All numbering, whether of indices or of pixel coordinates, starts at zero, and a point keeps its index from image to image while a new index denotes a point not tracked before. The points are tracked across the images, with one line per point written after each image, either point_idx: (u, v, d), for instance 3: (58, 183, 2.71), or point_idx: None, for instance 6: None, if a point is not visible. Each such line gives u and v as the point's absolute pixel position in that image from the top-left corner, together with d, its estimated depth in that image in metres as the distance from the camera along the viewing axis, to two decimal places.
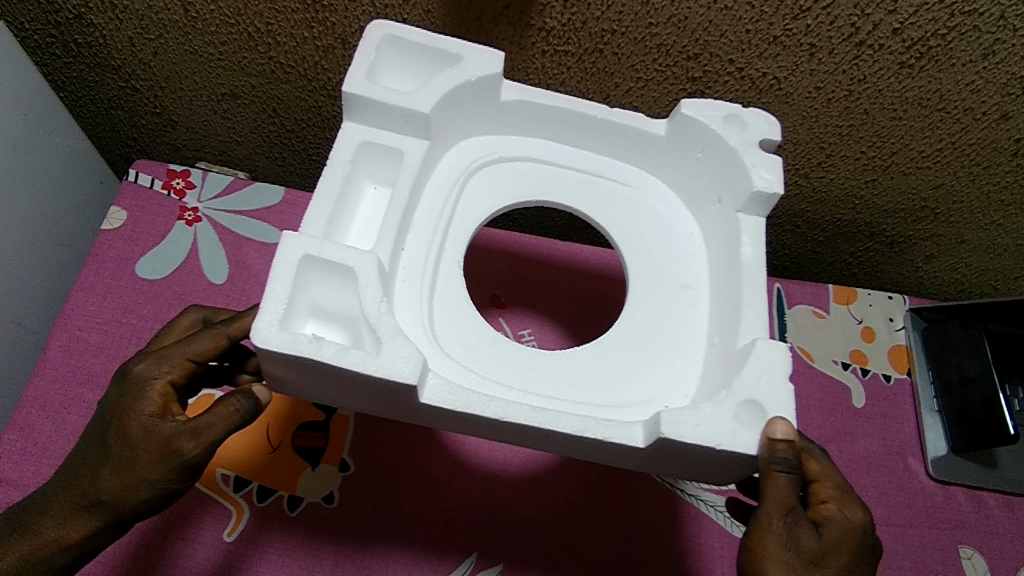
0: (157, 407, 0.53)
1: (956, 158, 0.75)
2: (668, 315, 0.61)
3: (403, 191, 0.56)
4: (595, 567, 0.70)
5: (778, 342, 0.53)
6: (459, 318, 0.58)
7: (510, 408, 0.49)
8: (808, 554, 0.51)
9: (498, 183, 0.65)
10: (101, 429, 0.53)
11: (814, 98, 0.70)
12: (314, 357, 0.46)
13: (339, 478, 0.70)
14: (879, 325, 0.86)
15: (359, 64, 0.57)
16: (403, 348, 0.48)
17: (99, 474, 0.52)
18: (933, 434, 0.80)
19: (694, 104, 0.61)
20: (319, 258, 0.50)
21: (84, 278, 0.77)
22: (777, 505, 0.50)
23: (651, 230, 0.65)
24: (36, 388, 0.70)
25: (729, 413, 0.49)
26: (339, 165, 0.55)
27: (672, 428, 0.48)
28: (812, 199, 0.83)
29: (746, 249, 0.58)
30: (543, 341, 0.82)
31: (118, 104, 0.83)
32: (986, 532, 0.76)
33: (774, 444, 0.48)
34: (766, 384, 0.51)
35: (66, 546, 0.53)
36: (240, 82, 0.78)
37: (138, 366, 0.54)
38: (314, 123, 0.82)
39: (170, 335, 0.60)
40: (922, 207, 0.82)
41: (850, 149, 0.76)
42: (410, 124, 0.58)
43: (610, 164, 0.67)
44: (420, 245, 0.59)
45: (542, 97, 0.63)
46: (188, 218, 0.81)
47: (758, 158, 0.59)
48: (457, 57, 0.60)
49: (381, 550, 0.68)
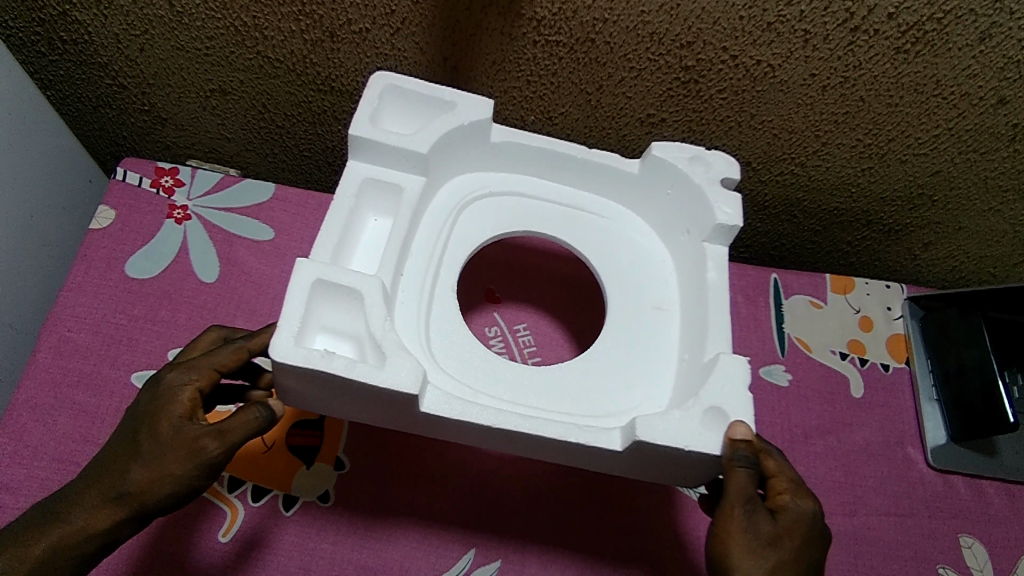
0: (187, 409, 0.53)
1: (952, 144, 0.74)
2: (642, 334, 0.65)
3: (403, 225, 0.59)
4: (596, 564, 0.69)
5: (739, 356, 0.56)
6: (453, 336, 0.61)
7: (500, 415, 0.52)
8: (766, 538, 0.53)
9: (487, 217, 0.68)
10: (132, 428, 0.53)
11: (809, 84, 0.69)
12: (326, 370, 0.49)
13: (335, 476, 0.69)
14: (876, 314, 0.86)
15: (363, 111, 0.61)
16: (403, 361, 0.51)
17: (129, 468, 0.51)
18: (932, 423, 0.80)
19: (663, 146, 0.66)
20: (331, 283, 0.52)
21: (74, 278, 0.76)
22: (737, 495, 0.52)
23: (630, 258, 0.69)
24: (26, 389, 0.69)
25: (696, 418, 0.53)
26: (345, 201, 0.58)
27: (646, 431, 0.51)
28: (808, 187, 0.82)
29: (711, 274, 0.62)
30: (539, 334, 0.82)
31: (107, 102, 0.82)
32: (986, 520, 0.76)
33: (735, 444, 0.51)
34: (729, 393, 0.54)
35: (94, 534, 0.51)
36: (228, 77, 0.77)
37: (168, 374, 0.55)
38: (304, 118, 0.81)
39: (196, 350, 0.59)
40: (919, 194, 0.81)
41: (846, 136, 0.75)
42: (408, 163, 0.61)
43: (590, 199, 0.71)
44: (417, 271, 0.62)
45: (528, 138, 0.67)
46: (178, 216, 0.81)
47: (720, 194, 0.64)
48: (451, 104, 0.64)
49: (378, 550, 0.66)
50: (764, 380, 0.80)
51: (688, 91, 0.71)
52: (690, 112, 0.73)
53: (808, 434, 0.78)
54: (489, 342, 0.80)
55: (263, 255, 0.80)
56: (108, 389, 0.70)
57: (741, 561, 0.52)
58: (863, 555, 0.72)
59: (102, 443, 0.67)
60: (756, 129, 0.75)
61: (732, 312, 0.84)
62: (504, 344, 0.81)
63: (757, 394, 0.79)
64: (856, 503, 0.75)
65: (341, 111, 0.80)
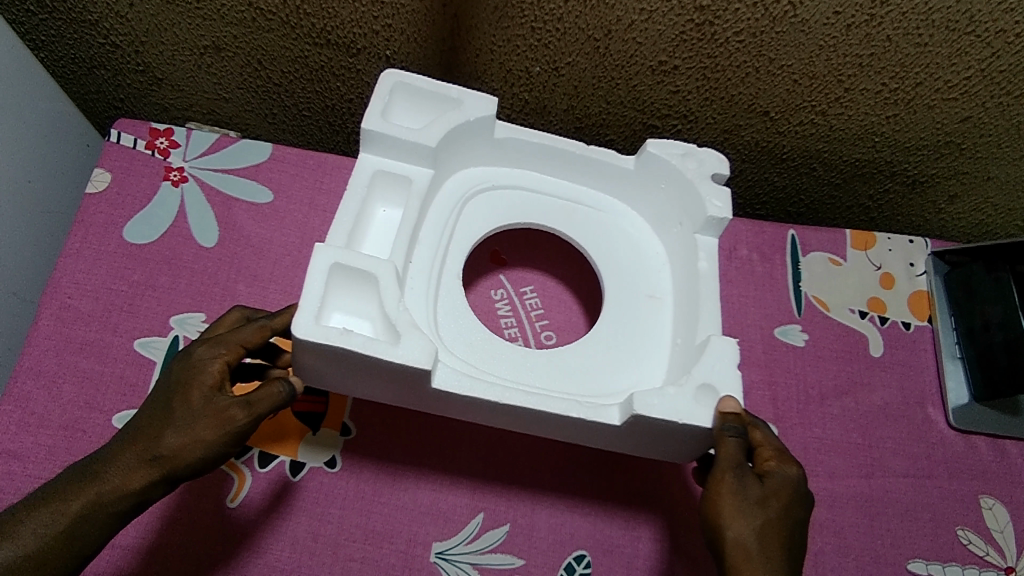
0: (218, 379, 0.52)
1: (984, 87, 0.70)
2: (635, 321, 0.66)
3: (412, 214, 0.60)
4: (608, 528, 0.67)
5: (729, 337, 0.57)
6: (459, 320, 0.62)
7: (506, 393, 0.54)
8: (755, 500, 0.52)
9: (489, 210, 0.70)
10: (164, 397, 0.52)
11: (832, 23, 0.64)
12: (344, 347, 0.50)
13: (341, 441, 0.67)
14: (898, 270, 0.83)
15: (374, 106, 0.61)
16: (416, 339, 0.52)
17: (160, 432, 0.51)
18: (954, 381, 0.78)
19: (658, 143, 0.67)
20: (346, 266, 0.53)
21: (72, 244, 0.74)
22: (727, 462, 0.53)
23: (626, 249, 0.70)
24: (30, 357, 0.68)
25: (688, 395, 0.54)
26: (355, 191, 0.59)
27: (644, 406, 0.53)
28: (829, 137, 0.78)
29: (702, 263, 0.63)
30: (546, 297, 0.80)
31: (101, 63, 0.78)
32: (1008, 481, 0.74)
33: (725, 416, 0.53)
34: (719, 371, 0.55)
35: (129, 494, 0.50)
36: (221, 32, 0.73)
37: (197, 348, 0.54)
38: (301, 75, 0.78)
39: (222, 328, 0.58)
40: (947, 142, 0.77)
41: (871, 81, 0.70)
42: (418, 157, 0.62)
43: (586, 193, 0.72)
44: (424, 260, 0.63)
45: (528, 134, 0.68)
46: (174, 179, 0.79)
47: (710, 188, 0.65)
48: (458, 101, 0.65)
49: (387, 514, 0.65)
50: (779, 341, 0.78)
51: (703, 34, 0.67)
52: (704, 58, 0.69)
53: (824, 395, 0.76)
54: (495, 305, 0.78)
55: (263, 218, 0.78)
56: (112, 356, 0.69)
57: (731, 521, 0.51)
58: (880, 516, 0.71)
59: (107, 410, 0.67)
60: (774, 75, 0.71)
61: (747, 271, 0.81)
62: (510, 308, 0.79)
63: (771, 355, 0.77)
64: (873, 465, 0.73)
65: (338, 66, 0.76)
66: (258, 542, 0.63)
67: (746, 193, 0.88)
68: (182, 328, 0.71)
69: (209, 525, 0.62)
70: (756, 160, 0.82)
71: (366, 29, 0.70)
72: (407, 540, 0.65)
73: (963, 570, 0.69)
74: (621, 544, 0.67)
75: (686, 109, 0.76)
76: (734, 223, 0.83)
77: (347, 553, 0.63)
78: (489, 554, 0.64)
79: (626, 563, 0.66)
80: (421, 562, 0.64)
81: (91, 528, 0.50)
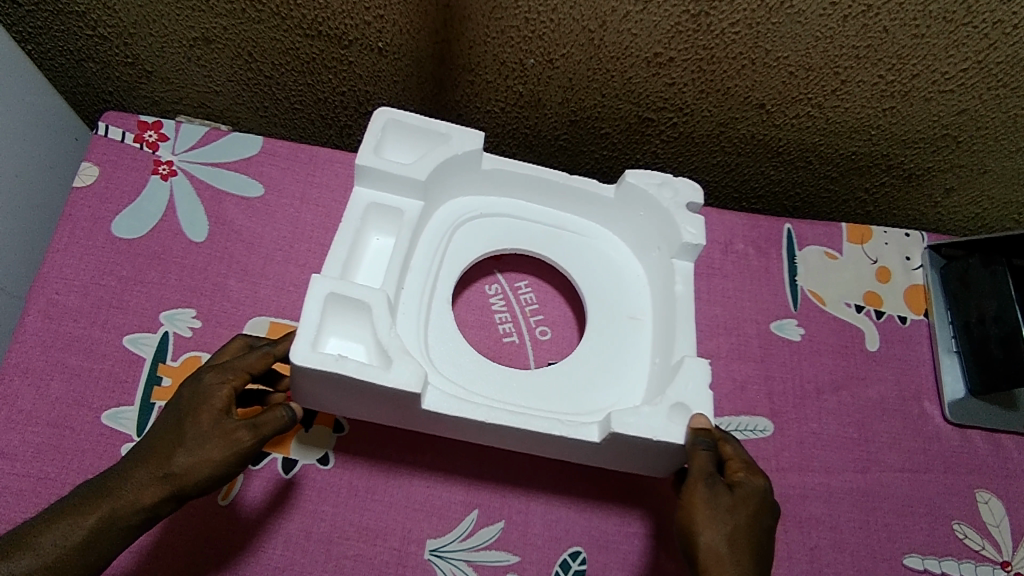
0: (225, 403, 0.51)
1: (981, 79, 0.69)
2: (615, 342, 0.67)
3: (404, 244, 0.62)
4: (603, 526, 0.67)
5: (701, 358, 0.59)
6: (448, 343, 0.63)
7: (492, 413, 0.55)
8: (726, 507, 0.52)
9: (479, 236, 0.71)
10: (173, 418, 0.51)
11: (829, 14, 0.64)
12: (340, 373, 0.51)
13: (334, 439, 0.66)
14: (894, 264, 0.82)
15: (368, 142, 0.63)
16: (407, 363, 0.53)
17: (171, 451, 0.50)
18: (951, 375, 0.78)
19: (637, 173, 0.68)
20: (342, 296, 0.54)
21: (59, 239, 0.73)
22: (699, 472, 0.53)
23: (606, 272, 0.72)
24: (17, 353, 0.67)
25: (663, 413, 0.56)
26: (351, 222, 0.61)
27: (621, 424, 0.54)
28: (825, 131, 0.78)
29: (679, 286, 0.65)
30: (541, 292, 0.78)
31: (89, 55, 0.76)
32: (1004, 475, 0.74)
33: (696, 430, 0.55)
34: (692, 391, 0.57)
35: (140, 509, 0.49)
36: (211, 23, 0.71)
37: (205, 373, 0.53)
38: (293, 67, 0.76)
39: (226, 354, 0.57)
40: (944, 135, 0.77)
41: (867, 73, 0.70)
42: (408, 188, 0.63)
43: (570, 220, 0.73)
44: (416, 286, 0.64)
45: (514, 165, 0.69)
46: (163, 173, 0.78)
47: (684, 215, 0.66)
48: (446, 136, 0.66)
49: (380, 512, 0.65)
50: (775, 335, 0.77)
51: (698, 25, 0.66)
52: (700, 49, 0.69)
53: (820, 389, 0.75)
54: (490, 301, 0.77)
55: (254, 213, 0.77)
56: (101, 352, 0.68)
57: (703, 527, 0.51)
58: (877, 512, 0.71)
59: (96, 407, 0.66)
60: (771, 67, 0.70)
61: (743, 265, 0.81)
62: (505, 303, 0.77)
63: (767, 349, 0.76)
64: (868, 460, 0.73)
65: (330, 58, 0.74)
66: (249, 540, 0.62)
67: (742, 186, 0.87)
68: (171, 324, 0.70)
69: (201, 525, 0.61)
70: (751, 154, 0.82)
71: (357, 20, 0.69)
72: (401, 537, 0.64)
73: (958, 564, 0.69)
74: (617, 541, 0.67)
75: (682, 101, 0.75)
76: (730, 217, 0.83)
77: (340, 551, 0.63)
78: (484, 551, 0.64)
79: (622, 559, 0.66)
80: (415, 559, 0.63)
81: (107, 540, 0.49)
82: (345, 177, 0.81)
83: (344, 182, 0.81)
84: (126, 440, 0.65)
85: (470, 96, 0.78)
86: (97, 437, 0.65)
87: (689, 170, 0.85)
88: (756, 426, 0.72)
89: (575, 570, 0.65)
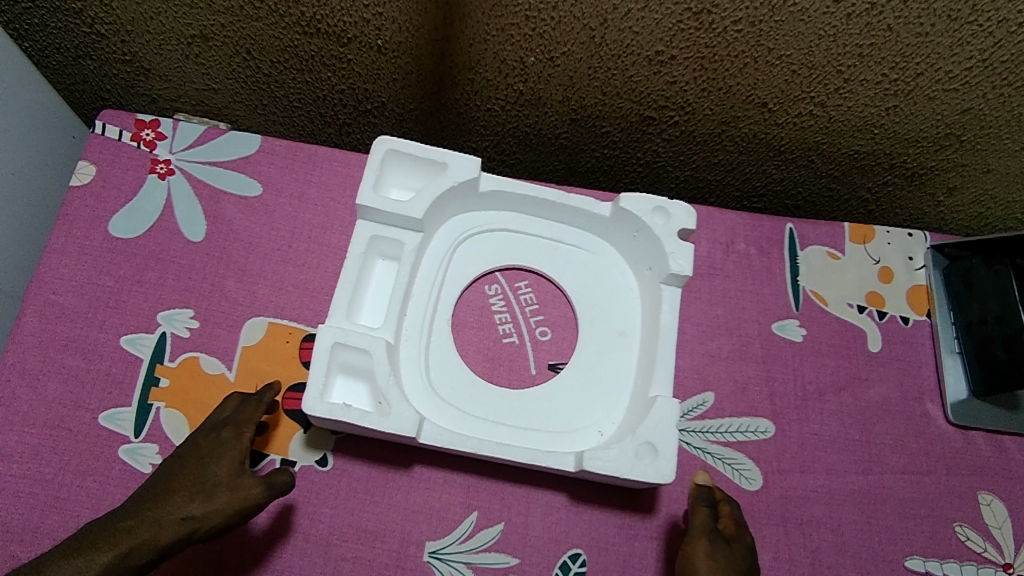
0: (243, 457, 0.59)
1: (986, 77, 0.69)
2: (605, 358, 0.70)
3: (404, 275, 0.66)
4: (604, 528, 0.67)
5: (674, 401, 0.63)
6: (448, 363, 0.68)
7: (482, 444, 0.61)
8: (724, 561, 0.59)
9: (479, 252, 0.73)
10: (192, 465, 0.58)
11: (833, 12, 0.63)
12: (346, 420, 0.58)
13: (332, 440, 0.66)
14: (897, 265, 0.81)
15: (367, 179, 0.66)
16: (404, 409, 0.59)
17: (191, 497, 0.56)
18: (953, 376, 0.77)
19: (630, 198, 0.69)
20: (345, 344, 0.60)
21: (57, 238, 0.72)
22: (701, 528, 0.60)
23: (601, 285, 0.74)
24: (15, 353, 0.67)
25: (631, 451, 0.61)
26: (356, 256, 0.66)
27: (591, 463, 0.60)
28: (828, 129, 0.77)
29: (664, 314, 0.68)
30: (542, 292, 0.74)
31: (87, 52, 0.76)
32: (1007, 477, 0.74)
33: (698, 486, 0.62)
34: (662, 432, 0.61)
35: (155, 548, 0.55)
36: (209, 21, 0.71)
37: (223, 429, 0.60)
38: (291, 65, 0.75)
39: (227, 408, 0.62)
40: (947, 134, 0.76)
41: (870, 71, 0.69)
42: (406, 222, 0.67)
43: (569, 231, 0.75)
44: (418, 309, 0.68)
45: (515, 186, 0.71)
46: (161, 171, 0.77)
47: (675, 244, 0.68)
48: (442, 164, 0.69)
49: (380, 516, 0.64)
50: (776, 336, 0.77)
51: (701, 23, 0.65)
52: (702, 47, 0.68)
53: (822, 391, 0.75)
54: (489, 303, 0.74)
55: (253, 212, 0.76)
56: (99, 353, 0.68)
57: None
58: (876, 513, 0.70)
59: (93, 408, 0.66)
60: (773, 65, 0.70)
61: (744, 265, 0.80)
62: (505, 303, 0.74)
63: (769, 350, 0.76)
64: (869, 461, 0.73)
65: (328, 56, 0.74)
66: (249, 541, 0.62)
67: (744, 185, 0.87)
68: (169, 324, 0.70)
69: None
70: (753, 152, 0.81)
71: (356, 18, 0.68)
72: (400, 539, 0.64)
73: (959, 566, 0.69)
74: (618, 543, 0.66)
75: (684, 100, 0.75)
76: (732, 216, 0.82)
77: (339, 553, 0.63)
78: (483, 553, 0.64)
79: (622, 561, 0.66)
80: (414, 561, 0.63)
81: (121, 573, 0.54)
82: (342, 176, 0.79)
83: (342, 181, 0.79)
84: (124, 441, 0.65)
85: (470, 94, 0.77)
86: (95, 438, 0.64)
87: (690, 169, 0.85)
88: (757, 428, 0.72)
89: (575, 572, 0.65)
